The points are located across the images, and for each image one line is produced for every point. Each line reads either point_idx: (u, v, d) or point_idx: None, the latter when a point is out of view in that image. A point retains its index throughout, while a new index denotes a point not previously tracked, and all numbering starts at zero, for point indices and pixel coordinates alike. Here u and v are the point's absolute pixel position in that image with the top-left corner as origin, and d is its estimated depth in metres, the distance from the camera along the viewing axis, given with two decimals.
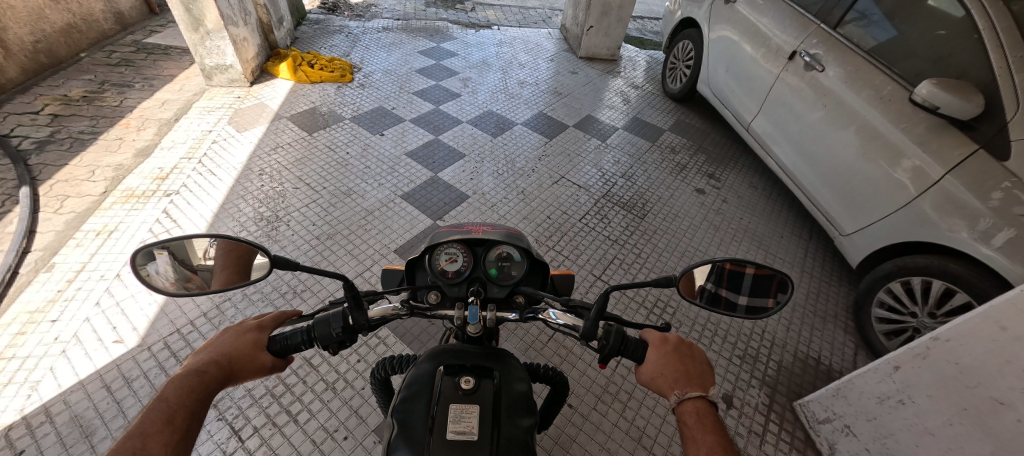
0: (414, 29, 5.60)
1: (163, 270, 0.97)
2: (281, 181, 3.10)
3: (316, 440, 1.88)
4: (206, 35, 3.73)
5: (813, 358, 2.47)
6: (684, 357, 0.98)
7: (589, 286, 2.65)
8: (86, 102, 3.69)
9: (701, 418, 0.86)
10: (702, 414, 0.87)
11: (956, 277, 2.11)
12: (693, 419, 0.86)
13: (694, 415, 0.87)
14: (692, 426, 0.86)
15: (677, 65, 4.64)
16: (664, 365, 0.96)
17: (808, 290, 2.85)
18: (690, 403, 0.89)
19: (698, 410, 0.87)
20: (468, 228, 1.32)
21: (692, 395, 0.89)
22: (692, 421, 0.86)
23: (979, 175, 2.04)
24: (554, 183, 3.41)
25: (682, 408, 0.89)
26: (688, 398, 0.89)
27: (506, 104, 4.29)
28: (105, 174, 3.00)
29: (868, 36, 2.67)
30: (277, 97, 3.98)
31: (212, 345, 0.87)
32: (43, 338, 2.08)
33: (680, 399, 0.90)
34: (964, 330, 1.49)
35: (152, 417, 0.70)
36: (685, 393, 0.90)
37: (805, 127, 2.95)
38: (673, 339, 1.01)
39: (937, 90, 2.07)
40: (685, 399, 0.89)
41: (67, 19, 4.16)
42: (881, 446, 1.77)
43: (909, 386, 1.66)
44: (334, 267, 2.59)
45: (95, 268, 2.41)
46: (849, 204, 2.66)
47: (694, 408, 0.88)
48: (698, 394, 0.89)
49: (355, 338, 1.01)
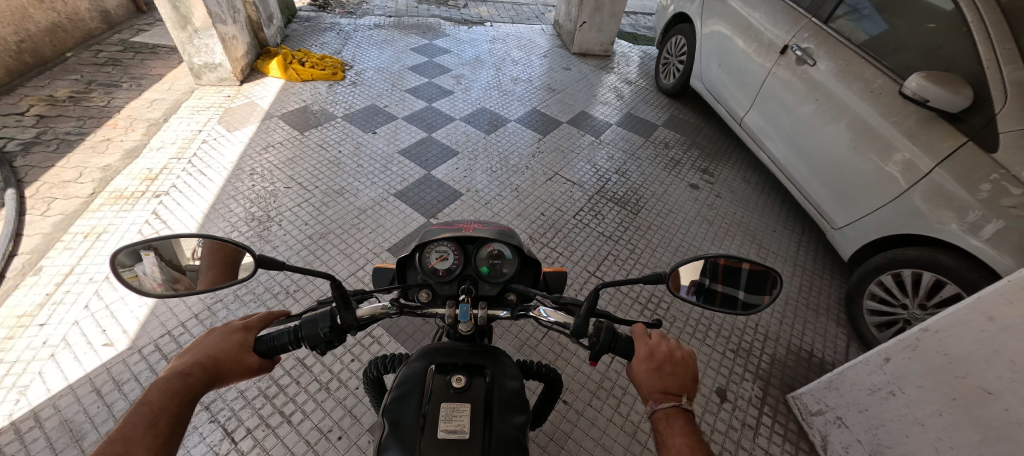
0: (406, 26, 5.55)
1: (150, 271, 0.95)
2: (272, 181, 3.08)
3: (310, 440, 1.87)
4: (194, 34, 3.68)
5: (806, 351, 2.49)
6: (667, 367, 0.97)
7: (583, 283, 2.65)
8: (72, 103, 3.64)
9: (672, 427, 0.90)
10: (674, 423, 0.90)
11: (945, 269, 2.13)
12: (664, 427, 0.90)
13: (665, 423, 0.90)
14: (663, 434, 0.90)
15: (670, 60, 4.64)
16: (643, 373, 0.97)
17: (801, 283, 2.87)
18: (663, 412, 0.91)
19: (669, 420, 0.90)
20: (459, 226, 1.31)
21: (665, 406, 0.91)
22: (663, 429, 0.90)
23: (968, 167, 2.05)
24: (548, 180, 3.40)
25: (655, 415, 0.92)
26: (661, 408, 0.91)
27: (499, 101, 4.27)
28: (93, 175, 2.97)
29: (859, 30, 2.67)
30: (267, 95, 3.94)
31: (197, 346, 0.86)
32: (31, 342, 2.05)
33: (654, 409, 0.92)
34: (952, 321, 1.50)
35: (135, 421, 0.70)
36: (659, 403, 0.92)
37: (797, 122, 2.96)
38: (660, 353, 0.98)
39: (927, 84, 2.08)
40: (658, 409, 0.92)
41: (52, 18, 4.09)
42: (873, 437, 1.79)
43: (900, 378, 1.68)
44: (326, 267, 2.57)
45: (84, 271, 2.38)
46: (841, 197, 2.68)
47: (666, 416, 0.91)
48: (672, 405, 0.91)
49: (343, 338, 1.00)
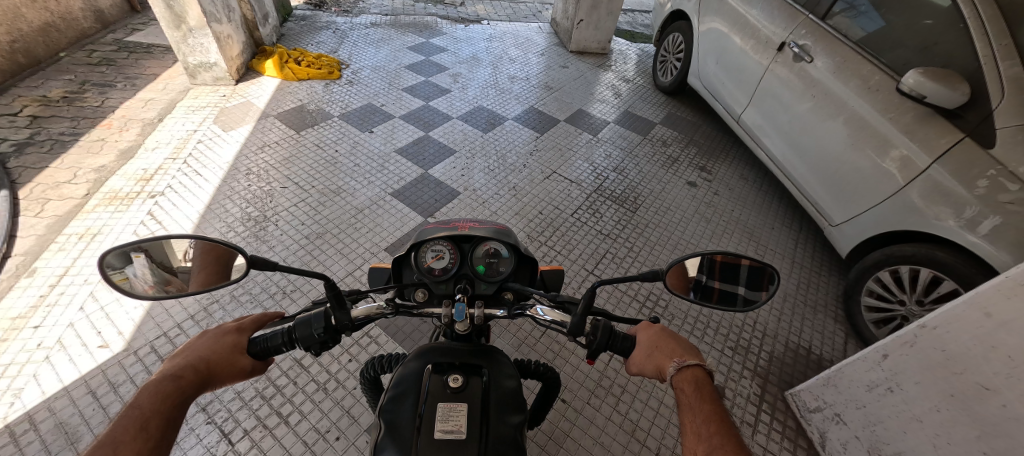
0: (403, 25, 5.53)
1: (141, 274, 0.93)
2: (268, 180, 3.06)
3: (307, 441, 1.86)
4: (188, 33, 3.65)
5: (804, 348, 2.49)
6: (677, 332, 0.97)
7: (581, 282, 2.65)
8: (66, 103, 3.62)
9: (699, 386, 0.84)
10: (700, 382, 0.84)
11: (942, 265, 2.13)
12: (690, 387, 0.84)
13: (692, 383, 0.84)
14: (689, 394, 0.83)
15: (668, 58, 4.63)
16: (655, 342, 0.96)
17: (798, 280, 2.87)
18: (688, 371, 0.86)
19: (696, 379, 0.85)
20: (454, 225, 1.30)
21: (690, 362, 0.86)
22: (690, 388, 0.83)
23: (965, 163, 2.05)
24: (546, 178, 3.39)
25: (679, 375, 0.86)
26: (687, 365, 0.86)
27: (496, 99, 4.26)
28: (87, 176, 2.95)
29: (856, 27, 2.67)
30: (263, 95, 3.92)
31: (188, 348, 0.85)
32: (26, 344, 2.04)
33: (679, 367, 0.87)
34: (950, 316, 1.50)
35: (125, 425, 0.69)
36: (684, 361, 0.87)
37: (795, 119, 2.95)
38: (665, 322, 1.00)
39: (924, 80, 2.07)
40: (684, 366, 0.86)
41: (45, 18, 4.06)
42: (870, 434, 1.79)
43: (897, 374, 1.67)
44: (323, 267, 2.56)
45: (79, 272, 2.36)
46: (838, 194, 2.68)
47: (692, 375, 0.85)
48: (697, 362, 0.86)
49: (338, 339, 1.00)
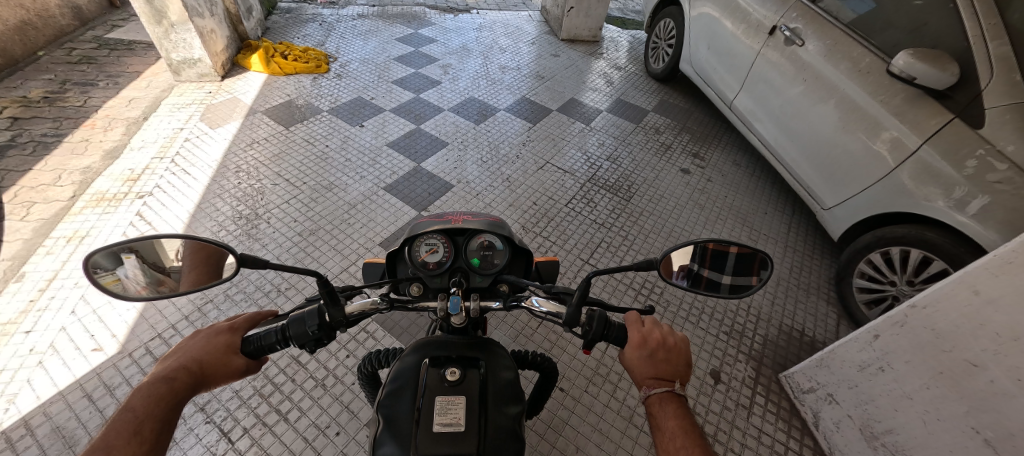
0: (391, 16, 5.45)
1: (133, 275, 0.92)
2: (259, 178, 3.03)
3: (308, 437, 1.87)
4: (171, 28, 3.57)
5: (798, 330, 2.52)
6: (661, 353, 0.96)
7: (577, 271, 2.66)
8: (47, 103, 3.54)
9: (665, 408, 0.90)
10: (666, 403, 0.91)
11: (931, 244, 2.16)
12: (657, 410, 0.90)
13: (658, 405, 0.91)
14: (658, 415, 0.90)
15: (659, 44, 4.60)
16: (637, 359, 0.96)
17: (791, 264, 2.90)
18: (656, 396, 0.92)
19: (662, 401, 0.91)
20: (449, 219, 1.28)
21: (658, 390, 0.91)
22: (657, 410, 0.90)
23: (955, 144, 2.06)
24: (539, 169, 3.38)
25: (648, 400, 0.92)
26: (653, 392, 0.91)
27: (487, 90, 4.22)
28: (73, 178, 2.89)
29: (847, 9, 2.66)
30: (250, 90, 3.86)
31: (181, 350, 0.85)
32: (17, 350, 2.02)
33: (647, 394, 0.92)
34: (938, 296, 1.52)
35: (118, 429, 0.70)
36: (652, 387, 0.92)
37: (785, 103, 2.96)
38: (653, 340, 0.97)
39: (914, 61, 2.08)
40: (651, 393, 0.92)
41: (21, 16, 3.96)
42: (862, 412, 1.82)
43: (889, 353, 1.70)
44: (318, 263, 2.55)
45: (69, 276, 2.33)
46: (830, 177, 2.69)
47: (659, 399, 0.91)
48: (665, 389, 0.91)
49: (332, 335, 0.98)
